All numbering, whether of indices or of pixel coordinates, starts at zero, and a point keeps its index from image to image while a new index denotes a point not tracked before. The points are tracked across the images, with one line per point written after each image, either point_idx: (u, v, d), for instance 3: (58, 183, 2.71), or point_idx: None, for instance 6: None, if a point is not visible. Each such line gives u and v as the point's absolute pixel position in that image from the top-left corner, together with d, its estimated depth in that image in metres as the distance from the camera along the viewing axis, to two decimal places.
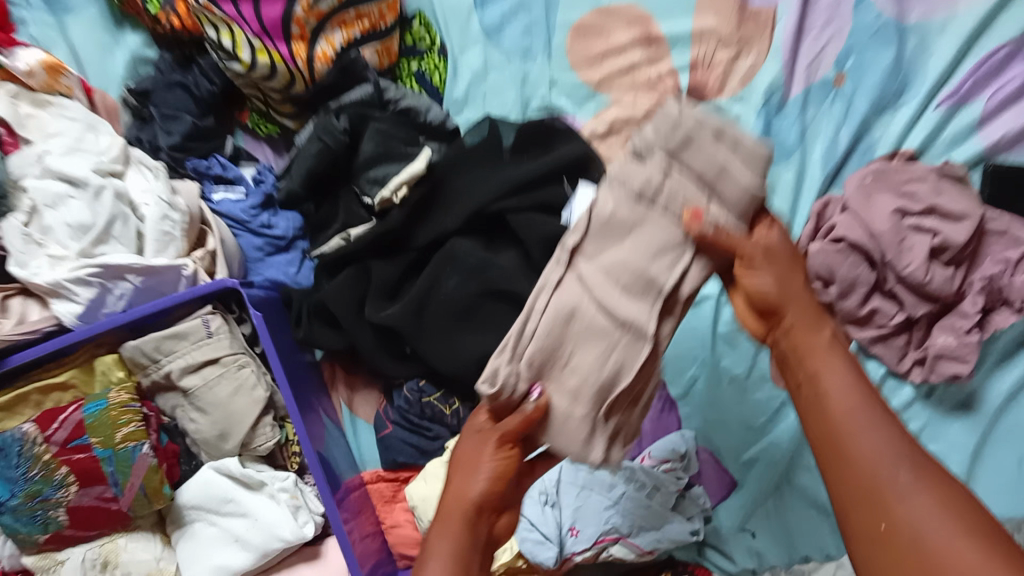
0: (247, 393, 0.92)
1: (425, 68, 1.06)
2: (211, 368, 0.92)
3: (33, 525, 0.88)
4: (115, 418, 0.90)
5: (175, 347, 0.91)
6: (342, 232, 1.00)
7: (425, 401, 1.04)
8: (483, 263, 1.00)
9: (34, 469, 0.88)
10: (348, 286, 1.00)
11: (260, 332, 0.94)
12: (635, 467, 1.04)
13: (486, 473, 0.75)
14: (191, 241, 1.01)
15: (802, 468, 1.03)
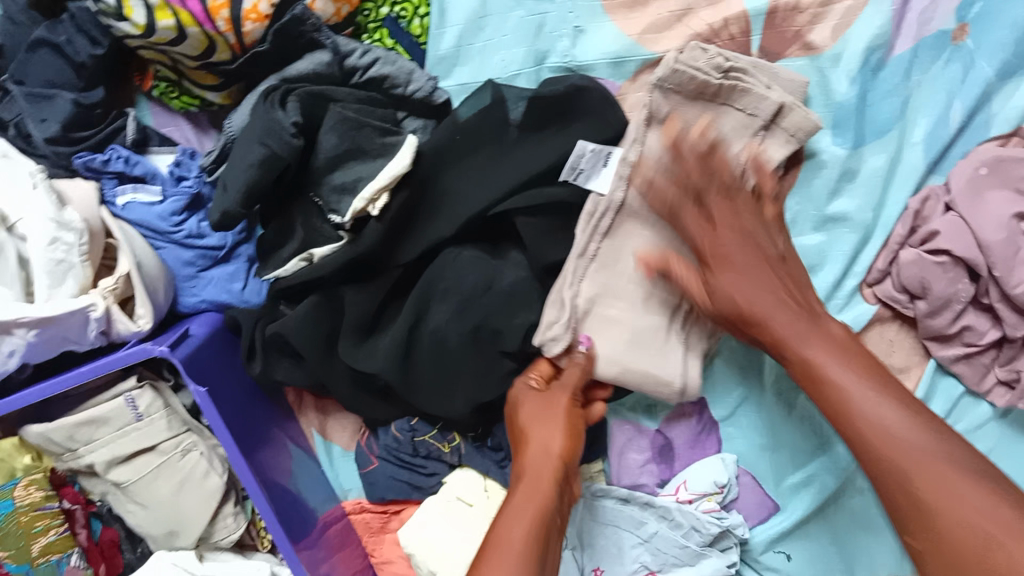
0: (197, 484, 0.73)
1: (399, 13, 0.77)
2: (146, 458, 0.71)
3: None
4: (27, 526, 0.70)
5: (95, 435, 0.70)
6: (302, 253, 0.76)
7: (418, 440, 0.86)
8: (488, 281, 0.77)
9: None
10: (313, 319, 0.77)
11: (207, 408, 0.72)
12: (669, 504, 0.89)
13: (562, 429, 0.72)
14: (96, 264, 0.74)
15: (855, 492, 0.86)
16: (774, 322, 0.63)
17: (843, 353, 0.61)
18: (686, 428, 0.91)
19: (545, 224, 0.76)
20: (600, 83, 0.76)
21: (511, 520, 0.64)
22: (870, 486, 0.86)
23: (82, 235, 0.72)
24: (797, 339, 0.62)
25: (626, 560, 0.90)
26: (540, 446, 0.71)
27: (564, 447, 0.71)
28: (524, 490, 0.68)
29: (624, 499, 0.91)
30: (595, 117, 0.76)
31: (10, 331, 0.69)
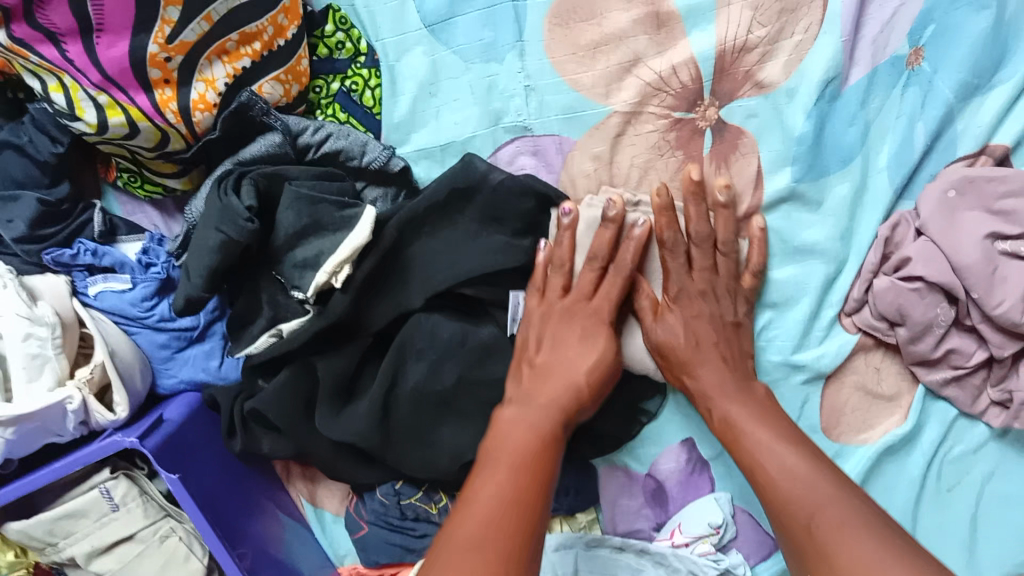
0: (178, 568, 0.74)
1: (350, 87, 0.80)
2: (126, 546, 0.73)
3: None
4: None
5: (74, 528, 0.72)
6: (272, 328, 0.76)
7: (404, 503, 0.85)
8: (458, 341, 0.78)
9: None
10: (289, 392, 0.77)
11: (181, 494, 0.73)
12: (666, 550, 0.87)
13: (536, 423, 0.67)
14: (71, 356, 0.75)
15: None
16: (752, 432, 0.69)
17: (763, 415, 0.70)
18: (676, 467, 0.89)
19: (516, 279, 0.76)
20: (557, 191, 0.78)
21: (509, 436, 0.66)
22: None
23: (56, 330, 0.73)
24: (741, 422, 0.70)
25: None
26: (518, 433, 0.66)
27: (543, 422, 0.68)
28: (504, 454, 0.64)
29: (619, 548, 0.89)
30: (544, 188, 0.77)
31: None
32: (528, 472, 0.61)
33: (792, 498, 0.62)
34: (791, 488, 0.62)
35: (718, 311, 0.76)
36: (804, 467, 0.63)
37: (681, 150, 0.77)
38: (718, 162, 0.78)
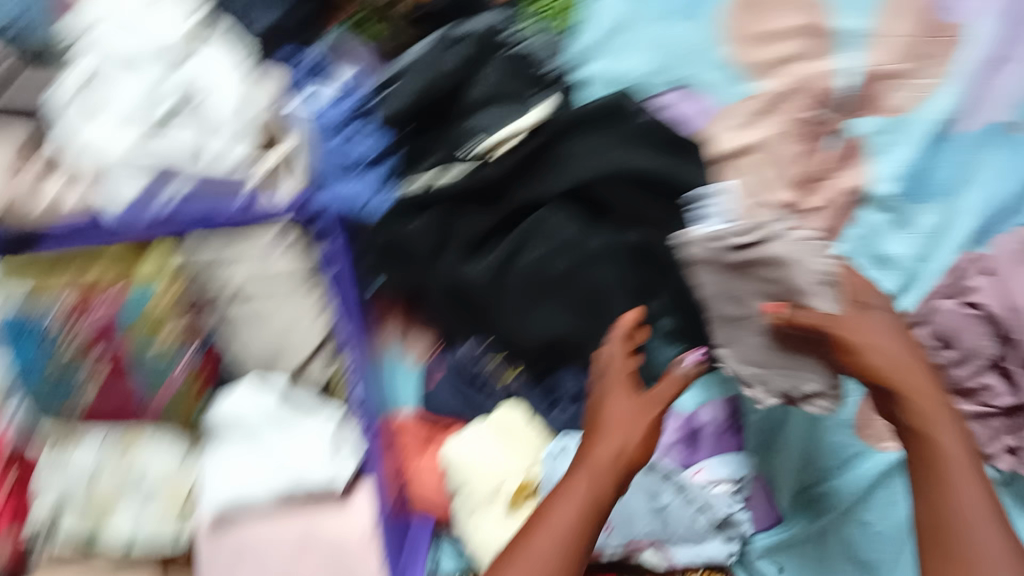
0: (305, 321, 0.88)
1: (552, 11, 0.96)
2: (267, 290, 0.87)
3: (54, 402, 0.84)
4: (155, 322, 0.83)
5: (239, 257, 0.86)
6: (437, 168, 0.86)
7: (481, 364, 0.97)
8: (580, 235, 0.87)
9: (58, 354, 0.82)
10: (431, 228, 0.88)
11: (332, 259, 0.88)
12: (686, 481, 0.97)
13: (619, 449, 0.75)
14: (265, 138, 0.88)
15: (857, 521, 0.94)
16: (880, 351, 0.70)
17: (900, 344, 0.71)
18: (714, 424, 1.00)
19: (644, 195, 0.87)
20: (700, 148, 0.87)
21: (600, 448, 0.75)
22: (870, 519, 0.93)
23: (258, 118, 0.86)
24: (891, 367, 0.69)
25: (638, 525, 0.96)
26: (615, 436, 0.76)
27: (637, 449, 0.76)
28: (582, 474, 0.73)
29: (647, 468, 0.98)
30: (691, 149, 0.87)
31: (183, 169, 0.83)
32: (606, 482, 0.73)
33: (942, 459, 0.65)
34: (946, 446, 0.66)
35: (884, 323, 0.73)
36: (952, 428, 0.67)
37: (806, 141, 0.90)
38: (834, 162, 0.90)
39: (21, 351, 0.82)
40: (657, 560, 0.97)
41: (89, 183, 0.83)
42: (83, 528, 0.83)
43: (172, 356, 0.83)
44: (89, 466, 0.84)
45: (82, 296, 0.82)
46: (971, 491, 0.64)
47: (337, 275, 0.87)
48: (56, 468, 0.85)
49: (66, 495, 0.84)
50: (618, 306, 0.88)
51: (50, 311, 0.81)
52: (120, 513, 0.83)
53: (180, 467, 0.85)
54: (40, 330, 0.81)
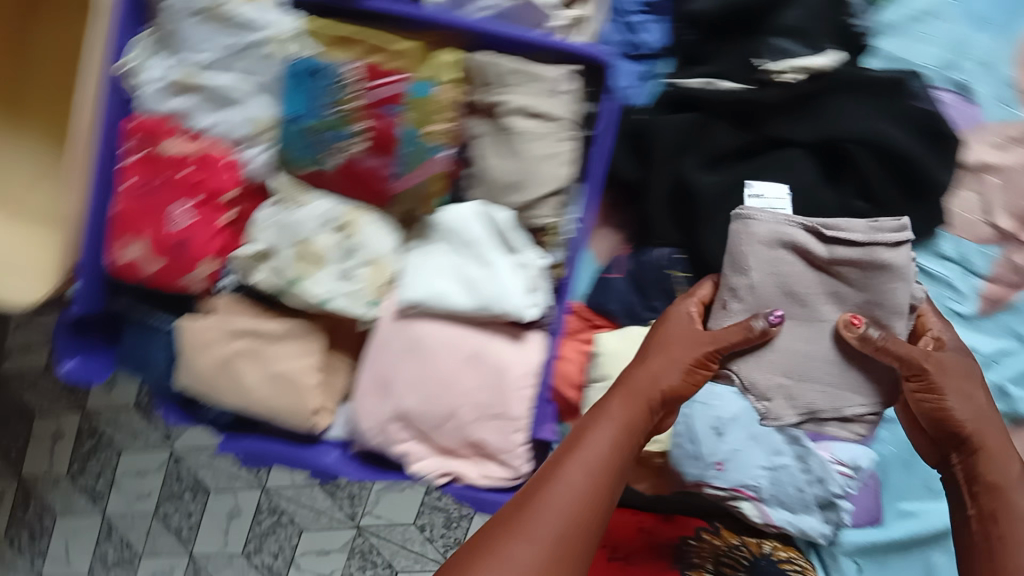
0: (555, 165, 0.86)
1: None
2: (539, 123, 0.86)
3: (308, 153, 0.88)
4: (430, 113, 0.85)
5: (522, 84, 0.85)
6: (710, 79, 0.91)
7: (668, 272, 0.96)
8: (812, 188, 0.92)
9: (335, 108, 0.86)
10: (682, 128, 0.92)
11: (604, 118, 0.89)
12: (812, 450, 0.98)
13: (657, 376, 0.82)
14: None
15: (943, 547, 1.00)
16: (962, 404, 0.79)
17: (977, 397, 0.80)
18: None
19: (892, 169, 0.91)
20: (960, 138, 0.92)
21: (638, 373, 0.82)
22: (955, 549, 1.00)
23: None
24: (961, 412, 0.79)
25: (746, 474, 0.99)
26: (661, 363, 0.83)
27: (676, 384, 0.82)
28: (621, 403, 0.79)
29: (779, 426, 0.98)
30: (948, 142, 0.92)
31: None
32: (643, 417, 0.80)
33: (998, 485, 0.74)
34: (1003, 476, 0.74)
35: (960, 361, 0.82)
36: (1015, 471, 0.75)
37: None
38: None
39: (307, 95, 0.87)
40: (751, 514, 1.00)
41: None
42: (291, 272, 0.88)
43: (428, 152, 0.85)
44: (319, 217, 0.88)
45: (377, 67, 0.86)
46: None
47: (596, 138, 0.90)
48: (282, 217, 0.89)
49: (284, 239, 0.89)
50: None
51: (346, 66, 0.86)
52: (321, 275, 0.88)
53: (388, 254, 0.90)
54: (331, 79, 0.86)
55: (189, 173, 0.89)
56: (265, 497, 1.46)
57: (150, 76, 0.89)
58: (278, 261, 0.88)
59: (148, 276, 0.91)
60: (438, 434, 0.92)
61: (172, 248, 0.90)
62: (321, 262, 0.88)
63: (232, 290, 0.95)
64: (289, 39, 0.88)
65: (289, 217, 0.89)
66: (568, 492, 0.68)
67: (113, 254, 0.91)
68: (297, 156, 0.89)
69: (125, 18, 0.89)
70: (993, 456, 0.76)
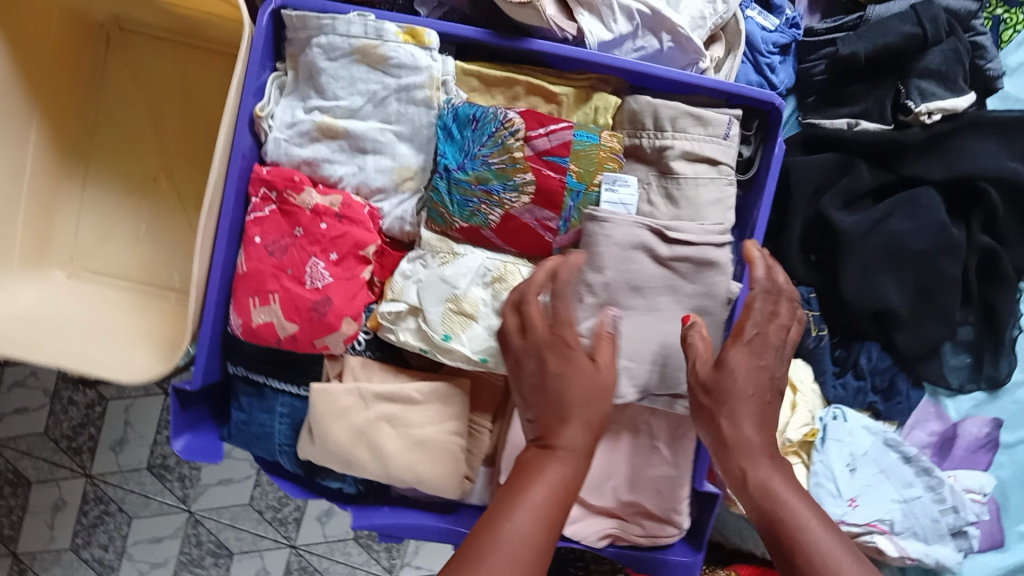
0: (722, 211, 0.84)
1: (1004, 19, 0.96)
2: (705, 168, 0.84)
3: (461, 209, 0.83)
4: (600, 160, 0.83)
5: (689, 129, 0.83)
6: (851, 120, 0.93)
7: (802, 312, 0.98)
8: (946, 225, 0.94)
9: (497, 158, 0.82)
10: (825, 168, 0.93)
11: (770, 166, 0.86)
12: (942, 479, 0.98)
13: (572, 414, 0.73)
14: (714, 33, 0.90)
15: None
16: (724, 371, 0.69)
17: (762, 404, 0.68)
18: (972, 438, 1.01)
19: (1019, 204, 0.95)
20: None
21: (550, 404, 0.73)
22: None
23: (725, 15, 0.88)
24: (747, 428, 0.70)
25: (881, 508, 0.97)
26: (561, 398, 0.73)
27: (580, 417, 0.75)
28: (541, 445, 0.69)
29: (907, 459, 0.99)
30: None
31: (656, 34, 0.85)
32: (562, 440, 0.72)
33: (756, 475, 0.65)
34: (775, 478, 0.64)
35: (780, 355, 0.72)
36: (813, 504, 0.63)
37: None
38: None
39: (464, 144, 0.83)
40: (887, 549, 0.96)
41: (571, 8, 0.84)
42: (441, 329, 0.83)
43: (596, 205, 0.83)
44: (474, 271, 0.85)
45: (539, 112, 0.83)
46: (799, 505, 0.62)
47: (757, 182, 0.89)
48: (431, 272, 0.84)
49: (433, 296, 0.83)
50: (948, 298, 0.96)
51: (506, 113, 0.82)
52: (473, 331, 0.83)
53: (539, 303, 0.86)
54: (493, 128, 0.82)
55: (329, 226, 0.84)
56: (296, 558, 1.29)
57: (283, 119, 0.86)
58: (429, 317, 0.83)
59: (283, 338, 0.85)
60: (598, 490, 0.90)
61: (311, 309, 0.84)
62: (473, 318, 0.84)
63: (363, 350, 0.89)
64: (445, 82, 0.83)
65: (442, 273, 0.84)
66: (521, 530, 0.58)
67: (242, 316, 0.85)
68: (449, 213, 0.84)
69: (261, 60, 0.84)
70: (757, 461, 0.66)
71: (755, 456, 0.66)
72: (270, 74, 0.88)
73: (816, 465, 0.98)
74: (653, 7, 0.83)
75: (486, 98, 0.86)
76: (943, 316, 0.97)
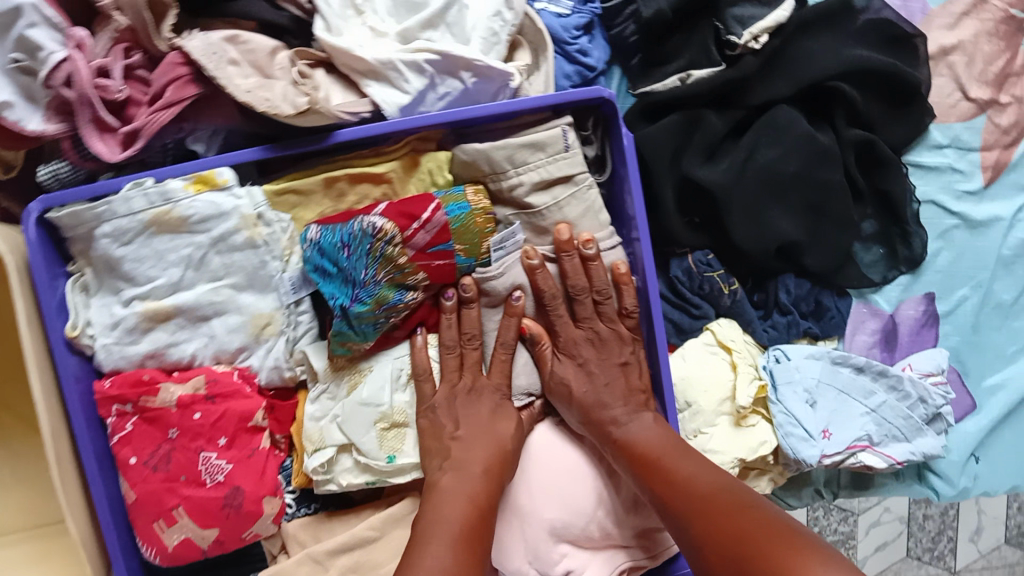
0: (594, 218, 0.81)
1: None
2: (562, 187, 0.79)
3: (370, 334, 0.74)
4: (481, 228, 0.76)
5: (530, 159, 0.77)
6: (682, 72, 0.87)
7: (707, 275, 0.94)
8: (810, 135, 0.90)
9: (383, 273, 0.72)
10: (672, 132, 0.89)
11: (625, 160, 0.81)
12: (900, 376, 0.97)
13: (492, 450, 0.77)
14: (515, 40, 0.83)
15: None
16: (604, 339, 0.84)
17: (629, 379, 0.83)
18: (912, 320, 1.00)
19: (874, 85, 0.92)
20: (919, 34, 0.92)
21: (473, 445, 0.76)
22: None
23: (516, 22, 0.80)
24: (639, 434, 0.78)
25: (855, 427, 0.94)
26: (484, 428, 0.78)
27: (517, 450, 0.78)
28: (453, 478, 0.73)
29: (859, 369, 0.97)
30: (907, 52, 0.92)
31: (455, 74, 0.77)
32: (490, 471, 0.75)
33: (644, 446, 0.77)
34: (654, 443, 0.77)
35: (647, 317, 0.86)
36: (697, 458, 0.75)
37: (1004, 40, 0.95)
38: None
39: (345, 274, 0.72)
40: (873, 463, 0.95)
41: (358, 83, 0.76)
42: (382, 452, 0.77)
43: (489, 267, 0.79)
44: (389, 379, 0.78)
45: (400, 204, 0.73)
46: (684, 461, 0.74)
47: (617, 176, 0.84)
48: (345, 402, 0.76)
49: (360, 425, 0.76)
50: (839, 204, 0.92)
51: (372, 220, 0.71)
52: (410, 438, 0.79)
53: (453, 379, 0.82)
54: (367, 244, 0.71)
55: (204, 414, 0.74)
56: None
57: (102, 322, 0.75)
58: (365, 448, 0.76)
59: (208, 547, 0.76)
60: (594, 527, 0.81)
61: (224, 506, 0.75)
62: (405, 425, 0.79)
63: (296, 510, 0.82)
64: (261, 214, 0.74)
65: (358, 398, 0.76)
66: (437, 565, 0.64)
67: (154, 545, 0.75)
68: (357, 343, 0.74)
69: (46, 273, 0.73)
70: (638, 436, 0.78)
71: (648, 432, 0.78)
72: (66, 279, 0.76)
73: (781, 412, 0.93)
74: (440, 50, 0.75)
75: (307, 210, 0.77)
76: (841, 221, 0.93)
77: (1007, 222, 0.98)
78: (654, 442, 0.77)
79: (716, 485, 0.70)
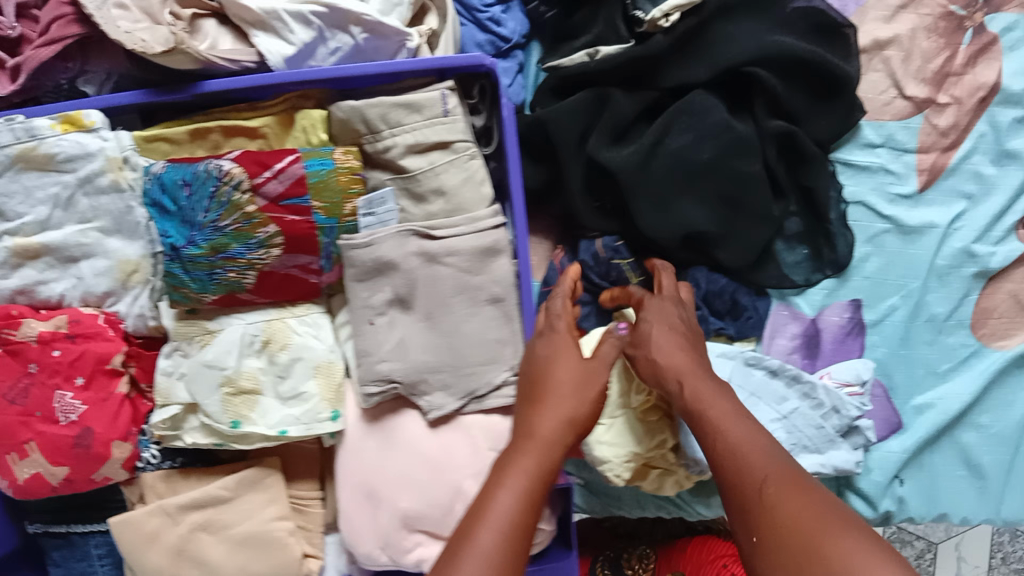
0: (474, 188, 0.78)
1: None
2: (439, 153, 0.77)
3: (207, 284, 0.73)
4: (344, 186, 0.75)
5: (404, 119, 0.76)
6: (590, 48, 0.87)
7: (615, 262, 0.89)
8: (726, 123, 0.86)
9: (228, 220, 0.72)
10: (580, 107, 0.87)
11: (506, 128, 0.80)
12: (816, 383, 0.90)
13: None
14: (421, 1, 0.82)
15: (970, 426, 0.95)
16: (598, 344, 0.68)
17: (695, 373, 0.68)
18: (836, 326, 0.95)
19: (799, 72, 0.88)
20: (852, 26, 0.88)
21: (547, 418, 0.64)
22: (988, 424, 0.95)
23: None
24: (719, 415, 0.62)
25: None
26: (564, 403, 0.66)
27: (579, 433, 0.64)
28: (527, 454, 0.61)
29: (773, 373, 0.90)
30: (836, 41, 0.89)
31: (346, 29, 0.76)
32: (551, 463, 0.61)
33: (739, 450, 0.58)
34: (749, 450, 0.58)
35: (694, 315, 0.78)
36: (810, 492, 0.53)
37: (944, 38, 0.93)
38: (968, 58, 0.93)
39: (183, 214, 0.72)
40: None
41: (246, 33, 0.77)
42: (227, 417, 0.74)
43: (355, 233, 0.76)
44: (238, 343, 0.75)
45: (252, 152, 0.72)
46: (782, 479, 0.54)
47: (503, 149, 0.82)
48: (192, 361, 0.75)
49: (204, 386, 0.74)
50: (756, 198, 0.87)
51: (221, 163, 0.72)
52: (263, 406, 0.75)
53: (332, 354, 0.77)
54: (211, 187, 0.71)
55: (63, 352, 0.75)
56: None
57: None
58: (208, 410, 0.74)
59: (59, 485, 0.76)
60: (450, 522, 0.76)
61: (73, 445, 0.75)
62: (255, 392, 0.75)
63: (160, 463, 0.80)
64: (127, 157, 0.74)
65: (202, 359, 0.74)
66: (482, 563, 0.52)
67: (7, 477, 0.76)
68: (192, 292, 0.73)
69: None
70: (732, 438, 0.60)
71: (749, 429, 0.60)
72: None
73: None
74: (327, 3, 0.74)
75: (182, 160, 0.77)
76: (759, 216, 0.88)
77: (943, 229, 0.94)
78: (749, 450, 0.57)
79: (846, 525, 0.49)
